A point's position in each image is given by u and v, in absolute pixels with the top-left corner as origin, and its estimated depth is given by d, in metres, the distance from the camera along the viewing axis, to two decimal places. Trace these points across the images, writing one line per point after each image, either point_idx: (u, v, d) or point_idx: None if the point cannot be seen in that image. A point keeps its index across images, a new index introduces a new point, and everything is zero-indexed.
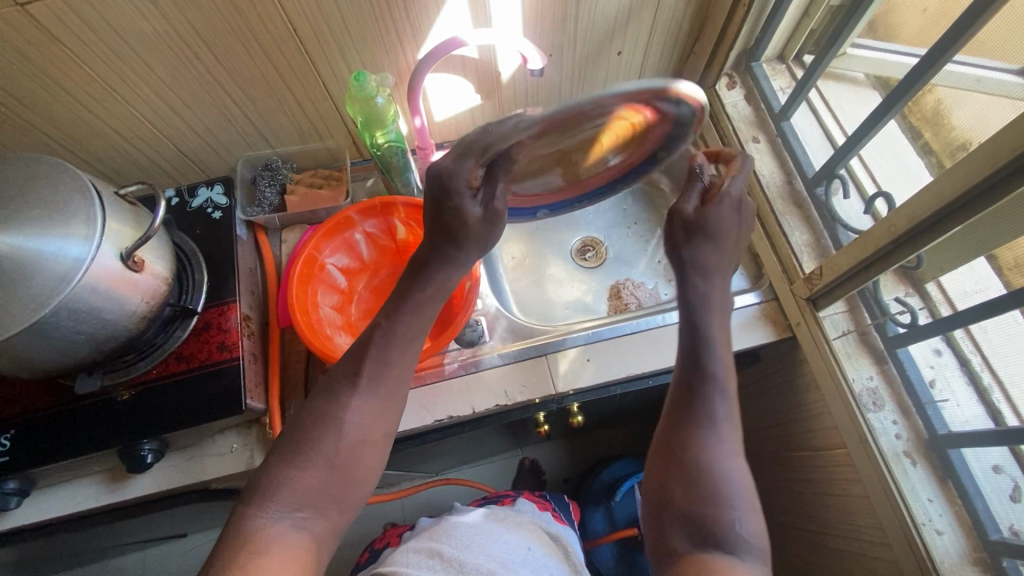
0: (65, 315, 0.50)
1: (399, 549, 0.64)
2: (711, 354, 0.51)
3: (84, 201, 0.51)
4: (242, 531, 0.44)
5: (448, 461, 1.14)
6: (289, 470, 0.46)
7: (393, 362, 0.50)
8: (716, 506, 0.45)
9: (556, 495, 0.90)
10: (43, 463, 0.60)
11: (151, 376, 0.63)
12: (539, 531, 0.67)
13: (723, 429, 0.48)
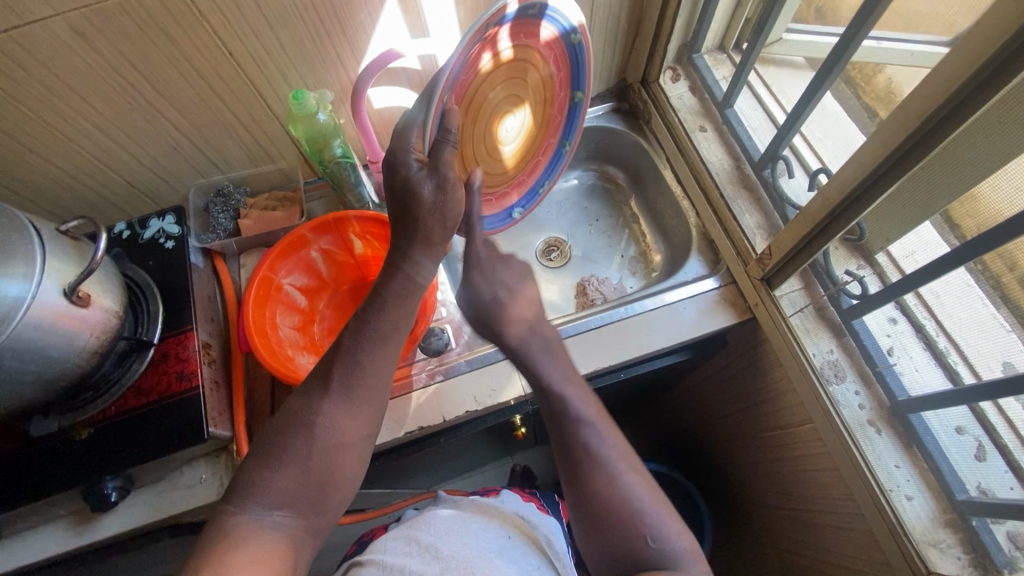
0: (7, 355, 0.49)
1: (380, 537, 0.64)
2: (567, 397, 0.56)
3: (23, 239, 0.51)
4: (220, 526, 0.43)
5: (435, 474, 1.13)
6: (263, 471, 0.45)
7: (365, 367, 0.48)
8: (635, 530, 0.49)
9: (545, 494, 0.90)
10: (4, 509, 0.59)
11: (110, 413, 0.62)
12: (518, 519, 0.67)
13: (607, 453, 0.53)
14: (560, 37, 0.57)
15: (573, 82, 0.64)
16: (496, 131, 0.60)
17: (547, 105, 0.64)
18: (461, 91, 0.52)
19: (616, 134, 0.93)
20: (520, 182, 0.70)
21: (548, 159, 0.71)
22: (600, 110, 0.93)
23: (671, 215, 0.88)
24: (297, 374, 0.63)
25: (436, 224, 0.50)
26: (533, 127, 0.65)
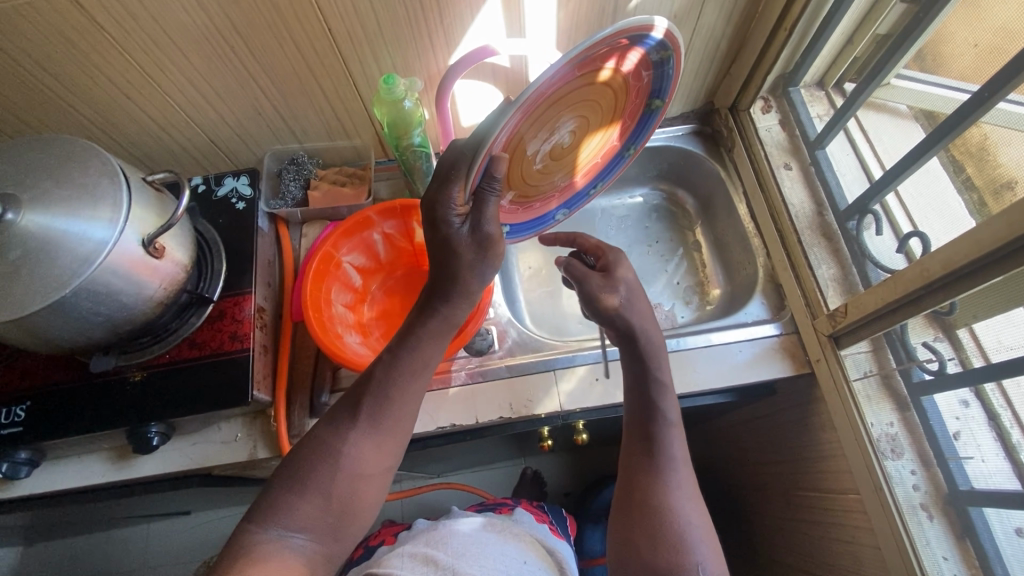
0: (83, 295, 0.51)
1: (393, 551, 0.63)
2: (661, 401, 0.56)
3: (112, 186, 0.52)
4: (242, 543, 0.43)
5: (450, 465, 1.13)
6: (287, 495, 0.46)
7: (392, 401, 0.49)
8: (677, 553, 0.48)
9: (553, 507, 0.90)
10: (56, 436, 0.62)
11: (164, 360, 0.64)
12: (534, 542, 0.67)
13: (679, 471, 0.53)
14: (645, 56, 0.53)
15: (651, 94, 0.60)
16: (549, 152, 0.58)
17: (615, 115, 0.61)
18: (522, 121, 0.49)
19: (693, 158, 0.90)
20: (571, 187, 0.69)
21: (607, 164, 0.69)
22: (679, 130, 0.90)
23: (737, 251, 0.85)
24: (359, 360, 0.64)
25: (475, 278, 0.50)
26: (596, 137, 0.62)
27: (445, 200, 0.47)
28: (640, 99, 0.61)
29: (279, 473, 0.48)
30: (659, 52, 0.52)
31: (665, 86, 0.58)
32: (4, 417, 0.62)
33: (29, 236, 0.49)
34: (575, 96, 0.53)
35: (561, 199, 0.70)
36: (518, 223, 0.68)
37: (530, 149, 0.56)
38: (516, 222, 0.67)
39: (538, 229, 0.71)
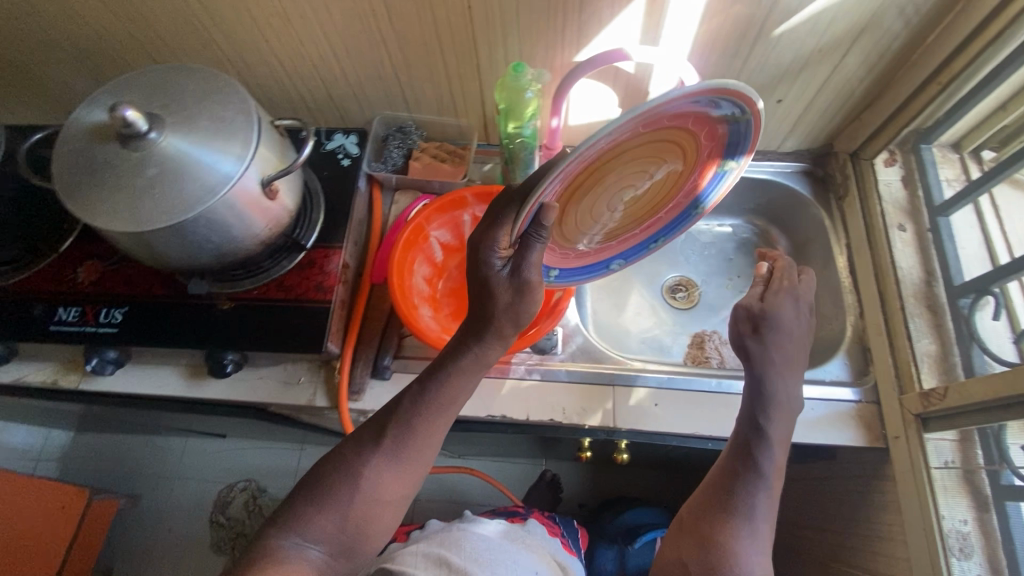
0: (203, 223, 0.54)
1: (405, 549, 0.65)
2: (768, 447, 0.53)
3: (246, 124, 0.55)
4: (263, 547, 0.45)
5: (479, 451, 1.15)
6: (309, 509, 0.47)
7: (417, 430, 0.49)
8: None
9: (566, 517, 0.92)
10: (144, 343, 0.66)
11: (251, 295, 0.67)
12: (546, 556, 0.69)
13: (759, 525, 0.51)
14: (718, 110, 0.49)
15: (728, 147, 0.56)
16: (604, 202, 0.56)
17: (687, 168, 0.58)
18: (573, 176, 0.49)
19: (796, 199, 0.86)
20: (629, 237, 0.66)
21: (674, 217, 0.65)
22: (789, 167, 0.86)
23: (825, 304, 0.81)
24: (435, 337, 0.65)
25: (510, 322, 0.48)
26: (661, 187, 0.59)
27: (486, 245, 0.46)
28: (715, 151, 0.57)
29: (302, 485, 0.49)
30: (738, 106, 0.49)
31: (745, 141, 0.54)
32: (102, 316, 0.67)
33: (167, 159, 0.53)
34: (639, 150, 0.51)
35: (616, 248, 0.67)
36: (566, 270, 0.67)
37: (582, 202, 0.55)
38: (565, 267, 0.66)
39: (585, 276, 0.69)
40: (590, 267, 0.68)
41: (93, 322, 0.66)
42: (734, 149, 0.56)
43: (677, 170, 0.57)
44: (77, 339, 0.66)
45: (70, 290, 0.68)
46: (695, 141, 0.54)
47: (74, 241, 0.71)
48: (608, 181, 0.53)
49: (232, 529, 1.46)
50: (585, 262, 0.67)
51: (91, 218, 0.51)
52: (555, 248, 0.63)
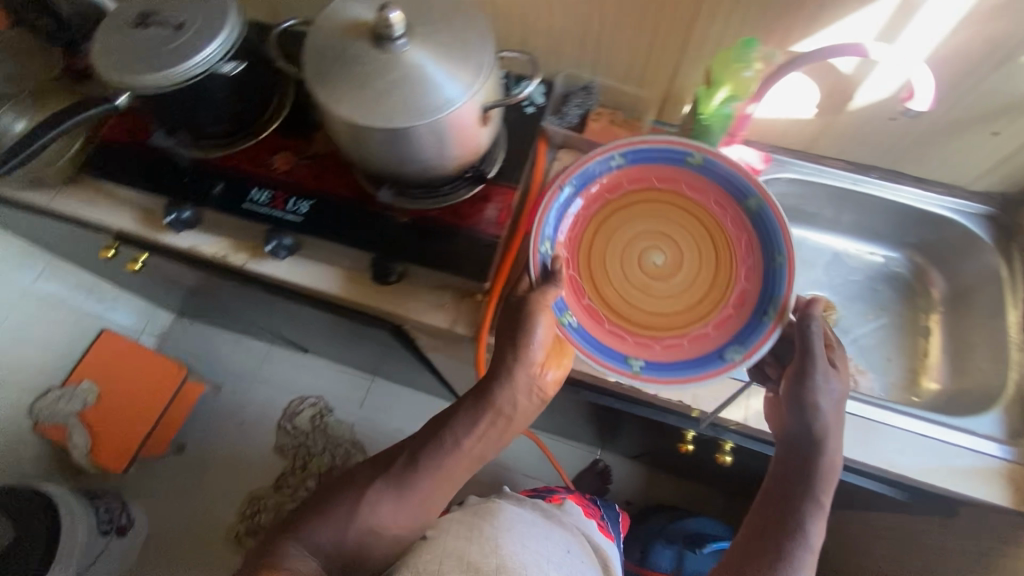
0: (426, 134, 0.58)
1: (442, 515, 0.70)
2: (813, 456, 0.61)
3: (483, 51, 0.58)
4: (277, 553, 0.56)
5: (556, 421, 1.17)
6: (317, 525, 0.59)
7: (416, 473, 0.61)
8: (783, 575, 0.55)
9: (608, 503, 0.95)
10: (324, 238, 0.70)
11: (429, 216, 0.71)
12: (580, 537, 0.73)
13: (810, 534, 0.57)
14: (677, 163, 0.66)
15: (737, 197, 0.65)
16: (636, 270, 0.65)
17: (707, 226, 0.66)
18: (582, 240, 0.66)
19: (972, 242, 0.81)
20: (718, 321, 0.63)
21: (757, 281, 0.63)
22: (973, 207, 0.81)
23: (980, 357, 0.77)
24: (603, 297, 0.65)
25: (510, 349, 0.59)
26: (699, 260, 0.65)
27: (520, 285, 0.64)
28: (726, 205, 0.66)
29: (313, 507, 0.61)
30: (679, 151, 0.66)
31: (725, 172, 0.65)
32: (289, 206, 0.71)
33: (412, 67, 0.56)
34: (638, 216, 0.66)
35: (716, 335, 0.62)
36: (656, 362, 0.62)
37: (619, 273, 0.65)
38: (655, 360, 0.62)
39: (689, 371, 0.61)
40: (693, 365, 0.62)
41: (281, 209, 0.72)
42: (741, 190, 0.64)
43: (704, 241, 0.65)
44: (265, 220, 0.71)
45: (266, 175, 0.73)
46: (697, 207, 0.66)
47: (274, 133, 0.76)
48: (625, 252, 0.65)
49: (296, 437, 1.57)
50: (681, 356, 0.62)
51: (336, 106, 0.55)
52: (629, 340, 0.63)
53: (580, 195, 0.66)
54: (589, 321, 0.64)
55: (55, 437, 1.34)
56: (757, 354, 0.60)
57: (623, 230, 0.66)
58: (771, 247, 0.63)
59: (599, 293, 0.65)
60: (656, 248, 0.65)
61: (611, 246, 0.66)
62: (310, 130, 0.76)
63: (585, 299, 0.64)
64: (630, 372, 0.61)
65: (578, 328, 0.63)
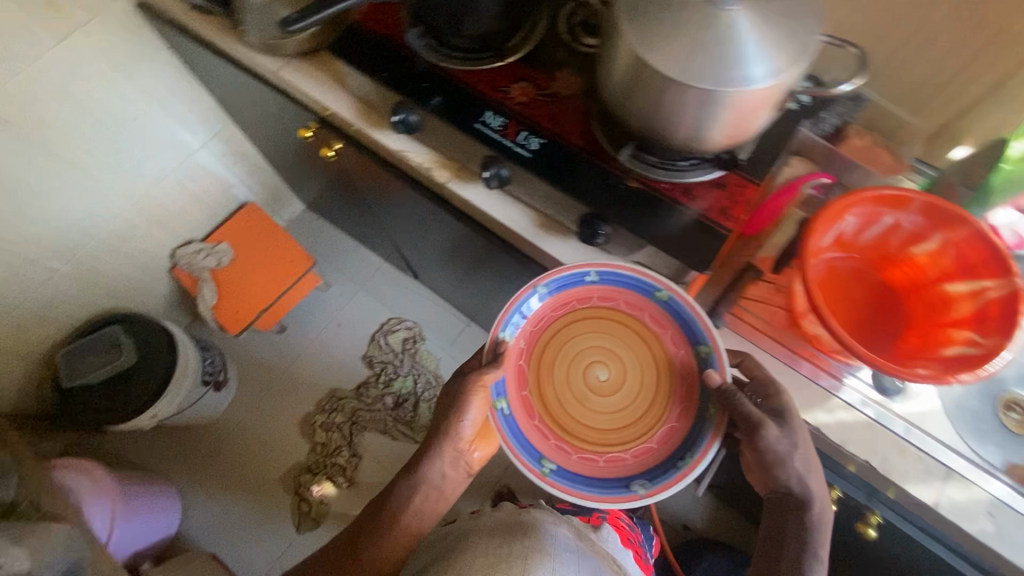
0: (723, 105, 0.54)
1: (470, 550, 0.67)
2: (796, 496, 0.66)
3: (810, 35, 0.54)
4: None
5: None
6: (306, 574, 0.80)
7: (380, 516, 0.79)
8: None
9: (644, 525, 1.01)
10: (547, 180, 0.68)
11: (658, 187, 0.66)
12: None
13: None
14: (647, 294, 0.68)
15: (692, 339, 0.67)
16: (574, 388, 0.68)
17: (658, 352, 0.68)
18: (535, 338, 0.70)
19: None
20: (641, 448, 0.66)
21: (688, 427, 0.66)
22: None
23: None
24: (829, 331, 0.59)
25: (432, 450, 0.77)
26: (647, 381, 0.68)
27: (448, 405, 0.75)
28: (681, 342, 0.68)
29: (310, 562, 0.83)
30: (647, 280, 0.68)
31: (686, 314, 0.67)
32: (520, 138, 0.70)
33: (741, 30, 0.52)
34: (597, 326, 0.69)
35: (631, 462, 0.65)
36: (563, 471, 0.65)
37: (558, 377, 0.68)
38: (563, 467, 0.65)
39: (598, 491, 0.64)
40: (606, 481, 0.65)
41: (511, 139, 0.70)
42: (695, 332, 0.67)
43: (653, 371, 0.68)
44: (492, 146, 0.70)
45: (503, 101, 0.72)
46: (655, 338, 0.68)
47: (518, 61, 0.74)
48: (563, 365, 0.68)
49: (388, 354, 1.62)
50: (596, 472, 0.65)
51: (648, 50, 0.53)
52: (553, 442, 0.66)
53: (530, 308, 0.70)
54: (522, 414, 0.68)
55: (187, 285, 1.47)
56: (662, 492, 0.63)
57: (580, 334, 0.69)
58: (705, 397, 0.66)
59: (535, 392, 0.68)
60: (603, 364, 0.68)
61: (562, 351, 0.69)
62: (554, 67, 0.73)
63: (522, 395, 0.68)
64: (536, 480, 0.63)
65: (510, 416, 0.67)
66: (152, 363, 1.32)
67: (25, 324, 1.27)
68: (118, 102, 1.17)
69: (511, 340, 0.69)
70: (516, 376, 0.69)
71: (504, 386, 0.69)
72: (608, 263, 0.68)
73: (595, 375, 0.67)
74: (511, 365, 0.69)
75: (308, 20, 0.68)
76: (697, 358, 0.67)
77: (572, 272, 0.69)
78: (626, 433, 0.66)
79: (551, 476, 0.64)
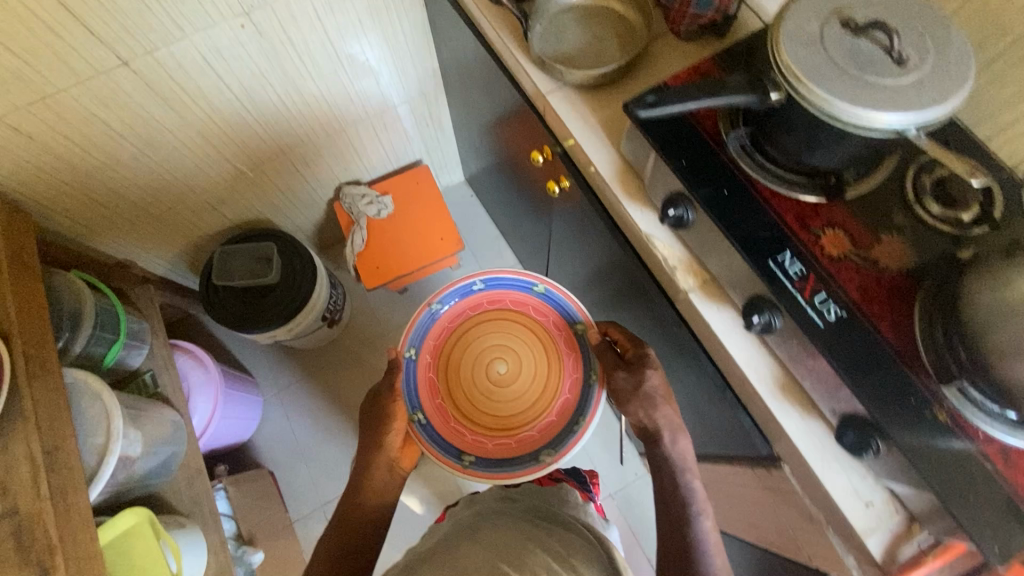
0: None
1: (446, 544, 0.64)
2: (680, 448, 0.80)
3: None
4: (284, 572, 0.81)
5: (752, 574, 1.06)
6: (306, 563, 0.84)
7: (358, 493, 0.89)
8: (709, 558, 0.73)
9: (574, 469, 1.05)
10: (832, 365, 0.58)
11: (972, 434, 0.54)
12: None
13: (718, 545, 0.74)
14: (527, 292, 1.02)
15: (569, 323, 1.00)
16: (478, 384, 0.98)
17: (540, 332, 1.00)
18: (439, 351, 1.00)
19: None
20: (544, 422, 0.96)
21: (578, 398, 0.96)
22: None
23: None
24: None
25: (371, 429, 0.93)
26: (538, 363, 0.99)
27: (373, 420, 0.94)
28: (561, 322, 1.00)
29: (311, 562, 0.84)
30: (525, 283, 1.02)
31: (556, 302, 1.00)
32: (817, 302, 0.59)
33: None
34: (498, 332, 1.00)
35: (538, 437, 0.95)
36: (484, 459, 0.95)
37: (466, 378, 0.99)
38: (484, 453, 0.96)
39: (506, 468, 0.94)
40: (518, 458, 0.95)
41: (806, 297, 0.59)
42: (572, 317, 1.00)
43: (542, 361, 0.99)
44: (781, 295, 0.60)
45: (810, 246, 0.61)
46: (548, 335, 0.99)
47: (843, 204, 0.62)
48: (475, 360, 0.99)
49: None
50: (506, 454, 0.95)
51: None
52: (471, 437, 0.96)
53: (445, 314, 1.02)
54: (438, 420, 0.97)
55: (342, 221, 1.51)
56: (565, 455, 0.93)
57: (472, 340, 1.00)
58: (584, 366, 0.97)
59: (453, 398, 0.98)
60: (502, 360, 0.99)
61: (467, 357, 0.99)
62: (882, 227, 0.61)
63: (437, 402, 0.97)
64: (463, 470, 0.94)
65: (428, 424, 0.96)
66: (292, 287, 1.35)
67: (200, 210, 1.32)
68: (361, 46, 1.17)
69: (421, 360, 1.00)
70: (427, 386, 0.98)
71: (422, 402, 0.98)
72: (497, 275, 1.02)
73: (450, 405, 0.98)
74: (423, 376, 0.99)
75: (667, 108, 0.54)
76: (576, 338, 0.98)
77: (454, 294, 1.02)
78: (535, 395, 0.97)
79: (473, 466, 0.94)
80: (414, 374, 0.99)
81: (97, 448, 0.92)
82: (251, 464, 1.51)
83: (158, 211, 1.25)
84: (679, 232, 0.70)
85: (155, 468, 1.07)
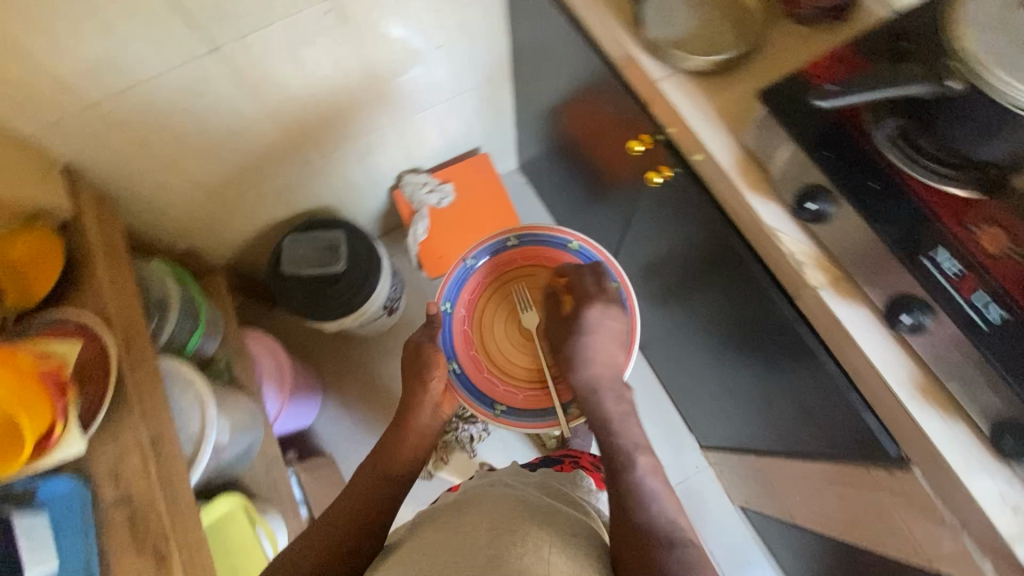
0: None
1: (473, 526, 0.66)
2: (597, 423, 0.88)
3: None
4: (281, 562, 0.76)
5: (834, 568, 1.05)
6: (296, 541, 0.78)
7: (389, 455, 0.88)
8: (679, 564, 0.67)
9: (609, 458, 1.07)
10: (997, 370, 0.55)
11: None
12: None
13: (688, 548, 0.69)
14: (562, 247, 1.06)
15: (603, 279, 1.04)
16: (514, 338, 1.04)
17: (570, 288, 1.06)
18: (473, 304, 1.05)
19: None
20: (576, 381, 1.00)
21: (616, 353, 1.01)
22: None
23: None
24: None
25: (414, 375, 0.95)
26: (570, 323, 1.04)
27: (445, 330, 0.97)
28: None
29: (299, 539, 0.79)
30: (561, 240, 1.06)
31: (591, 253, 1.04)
32: (978, 301, 0.57)
33: None
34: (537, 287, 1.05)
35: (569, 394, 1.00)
36: (515, 406, 1.00)
37: (506, 331, 1.04)
38: (514, 403, 1.01)
39: (536, 419, 0.99)
40: (550, 409, 1.00)
41: (964, 297, 0.57)
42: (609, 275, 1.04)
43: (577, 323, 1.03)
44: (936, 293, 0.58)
45: (967, 243, 0.58)
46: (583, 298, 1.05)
47: (1005, 199, 0.58)
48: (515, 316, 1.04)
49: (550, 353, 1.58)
50: (537, 403, 1.00)
51: None
52: (501, 387, 1.02)
53: (471, 265, 1.06)
54: (472, 369, 1.02)
55: (403, 210, 1.51)
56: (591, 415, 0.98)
57: (503, 296, 1.06)
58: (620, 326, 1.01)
59: (491, 347, 1.03)
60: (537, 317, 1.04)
61: (506, 309, 1.05)
62: None
63: (471, 353, 1.03)
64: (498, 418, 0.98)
65: (463, 372, 1.02)
66: (360, 277, 1.35)
67: (269, 198, 1.31)
68: (436, 30, 1.14)
69: (454, 312, 1.05)
70: (461, 338, 1.04)
71: (457, 352, 1.03)
72: (523, 230, 1.06)
73: (492, 353, 1.03)
74: (457, 328, 1.04)
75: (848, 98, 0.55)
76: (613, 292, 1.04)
77: (489, 245, 1.06)
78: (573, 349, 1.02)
79: (502, 415, 1.00)
80: (449, 326, 1.04)
81: (193, 436, 0.94)
82: (314, 449, 1.53)
83: (231, 200, 1.25)
84: (810, 228, 0.68)
85: (239, 455, 1.09)
